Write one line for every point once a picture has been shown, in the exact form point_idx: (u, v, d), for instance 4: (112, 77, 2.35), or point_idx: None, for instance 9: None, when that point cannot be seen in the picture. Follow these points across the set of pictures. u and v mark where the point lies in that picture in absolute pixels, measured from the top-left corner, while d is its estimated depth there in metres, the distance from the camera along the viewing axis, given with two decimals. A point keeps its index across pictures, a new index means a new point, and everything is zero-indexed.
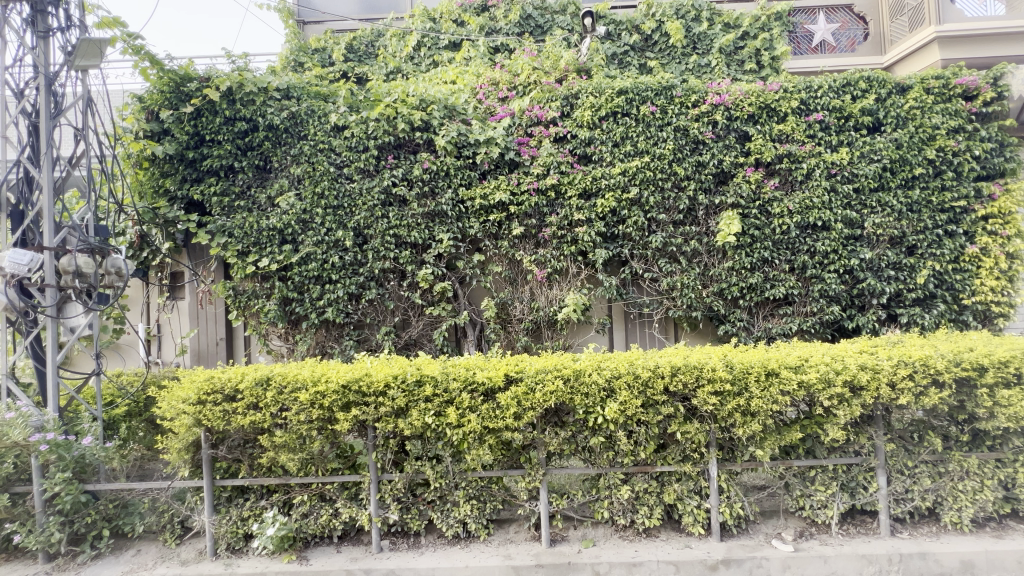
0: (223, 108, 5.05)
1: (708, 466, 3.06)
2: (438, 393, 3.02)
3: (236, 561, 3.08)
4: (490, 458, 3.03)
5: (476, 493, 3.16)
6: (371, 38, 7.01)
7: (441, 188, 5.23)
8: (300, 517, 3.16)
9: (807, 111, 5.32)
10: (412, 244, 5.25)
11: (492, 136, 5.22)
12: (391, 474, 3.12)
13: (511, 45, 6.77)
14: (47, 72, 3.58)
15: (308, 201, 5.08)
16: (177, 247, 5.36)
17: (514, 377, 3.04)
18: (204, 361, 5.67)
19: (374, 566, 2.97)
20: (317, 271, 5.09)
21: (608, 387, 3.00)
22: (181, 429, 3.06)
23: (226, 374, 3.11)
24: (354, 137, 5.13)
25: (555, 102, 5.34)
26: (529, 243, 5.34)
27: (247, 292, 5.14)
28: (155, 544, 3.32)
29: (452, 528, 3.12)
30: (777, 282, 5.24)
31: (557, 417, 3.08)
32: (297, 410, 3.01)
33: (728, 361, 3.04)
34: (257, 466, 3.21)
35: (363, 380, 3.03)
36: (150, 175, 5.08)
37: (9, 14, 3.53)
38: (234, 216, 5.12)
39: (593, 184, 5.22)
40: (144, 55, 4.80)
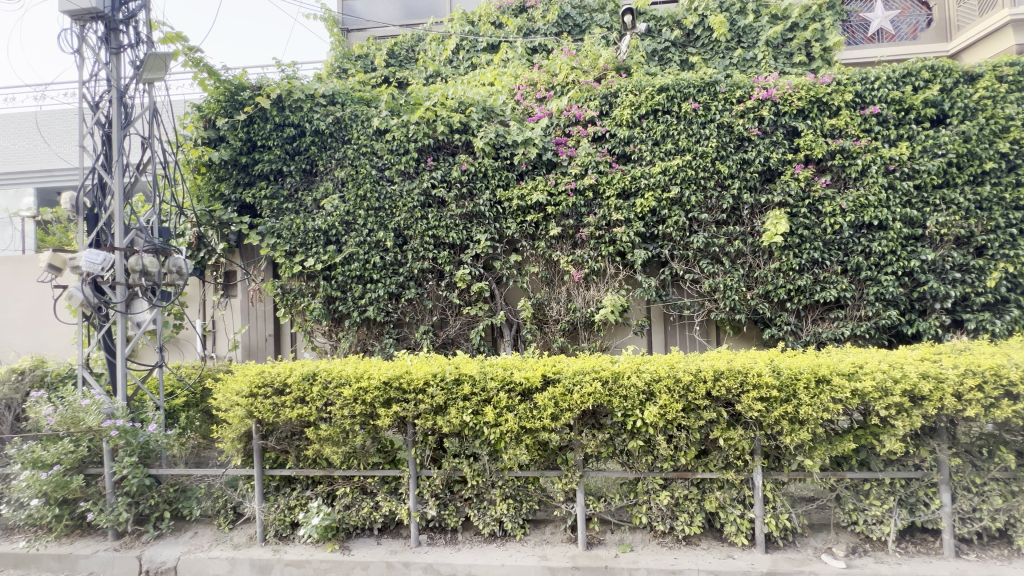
0: (274, 115, 5.30)
1: (753, 474, 2.96)
2: (476, 392, 3.05)
3: (283, 548, 3.22)
4: (526, 458, 3.04)
5: (512, 493, 3.17)
6: (411, 43, 7.18)
7: (479, 189, 5.28)
8: (343, 508, 3.27)
9: (862, 104, 5.05)
10: (450, 245, 5.33)
11: (530, 137, 5.23)
12: (429, 470, 3.18)
13: (549, 46, 6.75)
14: (119, 85, 3.88)
15: (351, 203, 5.26)
16: (231, 247, 5.63)
17: (551, 378, 3.03)
18: (253, 356, 5.96)
19: (413, 560, 3.03)
20: (360, 270, 5.26)
21: (648, 390, 2.95)
22: (235, 419, 3.23)
23: (275, 369, 3.26)
24: (395, 141, 5.27)
25: (594, 101, 5.29)
26: (566, 244, 5.31)
27: (294, 291, 5.36)
28: (210, 527, 3.53)
29: (488, 526, 3.15)
30: (828, 284, 5.00)
31: (594, 419, 3.06)
32: (341, 405, 3.11)
33: (775, 366, 2.92)
34: (303, 457, 3.34)
35: (403, 377, 3.10)
36: (207, 180, 5.38)
37: (86, 33, 3.83)
38: (282, 218, 5.36)
39: (632, 183, 5.13)
40: (202, 67, 5.11)
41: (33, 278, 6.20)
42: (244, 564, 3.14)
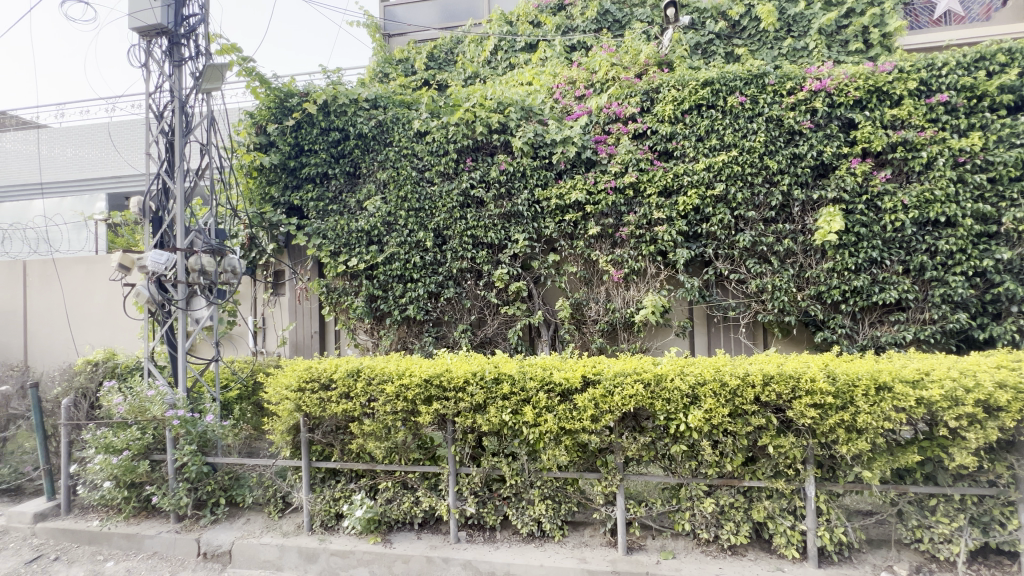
0: (320, 120, 5.50)
1: (805, 484, 2.82)
2: (516, 392, 3.06)
3: (329, 538, 3.34)
4: (566, 459, 3.01)
5: (551, 493, 3.15)
6: (450, 45, 7.29)
7: (518, 189, 5.29)
8: (385, 502, 3.35)
9: (928, 92, 4.72)
10: (488, 244, 5.36)
11: (569, 135, 5.19)
12: (468, 468, 3.21)
13: (588, 43, 6.69)
14: (180, 96, 4.12)
15: (392, 204, 5.38)
16: (281, 247, 5.88)
17: (592, 379, 3.00)
18: (301, 352, 6.21)
19: (452, 555, 3.07)
20: (400, 270, 5.38)
21: (692, 394, 2.86)
22: (285, 413, 3.37)
23: (322, 365, 3.38)
24: (435, 142, 5.36)
25: (634, 97, 5.18)
26: (605, 243, 5.23)
27: (338, 290, 5.54)
28: (261, 514, 3.70)
29: (527, 526, 3.15)
30: (888, 285, 4.69)
31: (635, 422, 3.00)
32: (383, 401, 3.19)
33: (830, 371, 2.77)
34: (347, 451, 3.45)
35: (444, 375, 3.15)
36: (258, 184, 5.63)
37: (153, 48, 4.10)
38: (327, 219, 5.55)
39: (674, 181, 5.00)
40: (254, 75, 5.36)
41: (104, 277, 6.69)
42: (293, 552, 3.28)
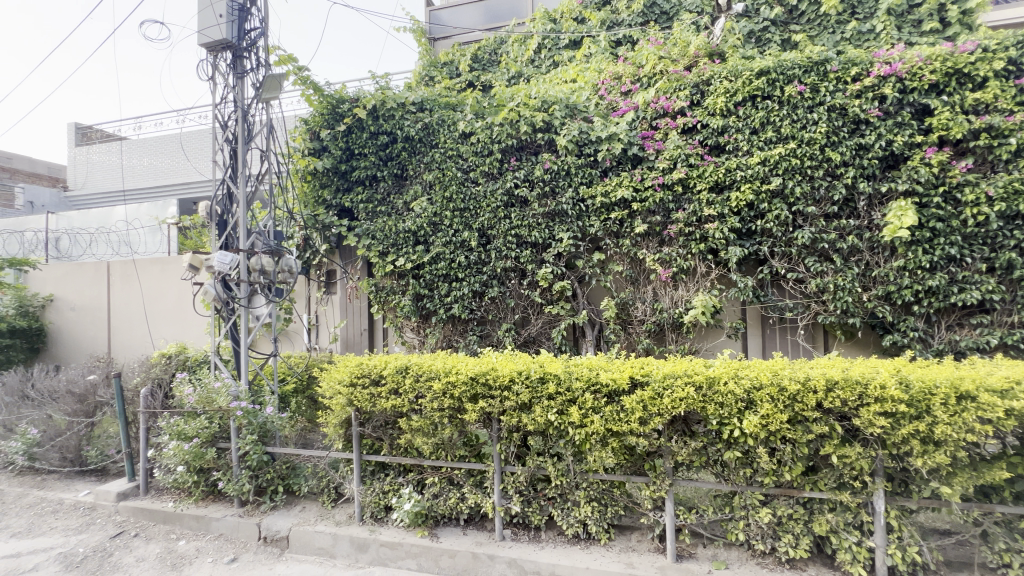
0: (370, 124, 5.69)
1: (873, 498, 2.64)
2: (562, 392, 3.03)
3: (378, 529, 3.44)
4: (613, 461, 2.96)
5: (597, 496, 3.11)
6: (494, 46, 7.35)
7: (562, 188, 5.24)
8: (432, 497, 3.41)
9: (1017, 73, 4.32)
10: (533, 244, 5.34)
11: (614, 132, 5.09)
12: (513, 467, 3.22)
13: (634, 37, 6.54)
14: (243, 106, 4.37)
15: (438, 205, 5.49)
16: (332, 248, 6.11)
17: (640, 381, 2.93)
18: (351, 349, 6.44)
19: (498, 553, 3.09)
20: (446, 269, 5.47)
21: (747, 399, 2.74)
22: (338, 407, 3.51)
23: (372, 361, 3.49)
24: (479, 143, 5.41)
25: (684, 90, 5.01)
26: (652, 241, 5.10)
27: (386, 289, 5.71)
28: (315, 504, 3.87)
29: (572, 528, 3.12)
30: (968, 285, 4.31)
31: (685, 426, 2.91)
32: (431, 398, 3.25)
33: (902, 378, 2.57)
34: (396, 445, 3.54)
35: (489, 373, 3.17)
36: (312, 187, 5.88)
37: (219, 62, 4.37)
38: (376, 220, 5.73)
39: (726, 176, 4.81)
40: (309, 84, 5.61)
41: (176, 276, 7.22)
42: (345, 540, 3.40)
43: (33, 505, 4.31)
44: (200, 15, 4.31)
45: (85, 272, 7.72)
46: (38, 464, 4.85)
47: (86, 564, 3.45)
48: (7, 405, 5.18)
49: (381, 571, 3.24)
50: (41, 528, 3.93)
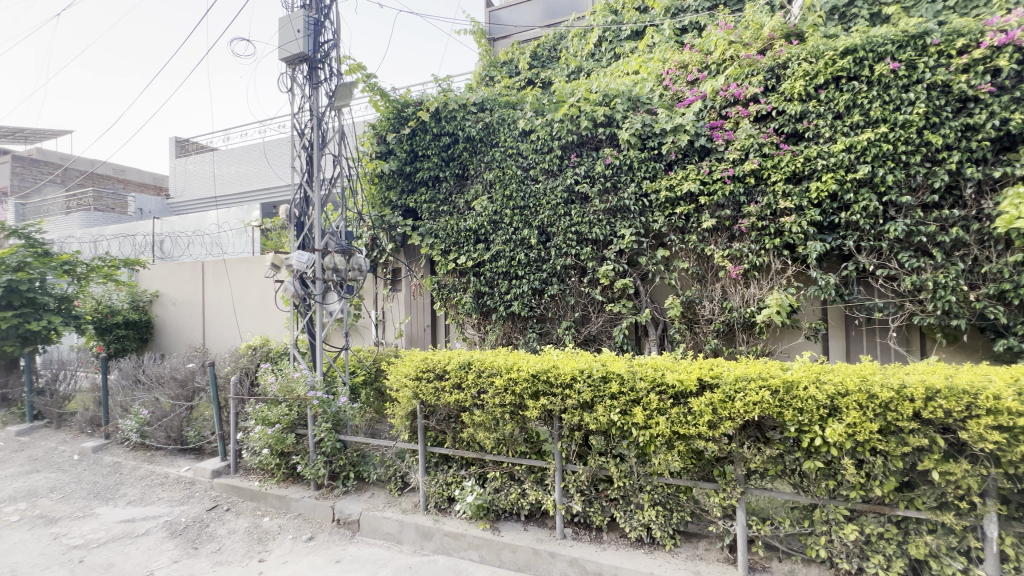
0: (433, 126, 5.87)
1: (983, 521, 2.36)
2: (625, 391, 2.96)
3: (442, 519, 3.55)
4: (679, 465, 2.86)
5: (662, 500, 3.01)
6: (554, 42, 7.29)
7: (624, 183, 5.12)
8: (493, 491, 3.47)
9: None
10: (593, 240, 5.26)
11: (680, 123, 4.88)
12: (574, 466, 3.19)
13: (701, 22, 6.23)
14: (318, 114, 4.66)
15: (498, 203, 5.55)
16: (398, 247, 6.36)
17: (709, 383, 2.80)
18: (415, 344, 6.66)
19: (559, 551, 3.08)
20: (506, 267, 5.52)
21: (830, 406, 2.54)
22: (404, 399, 3.65)
23: (436, 357, 3.61)
24: (539, 140, 5.41)
25: (757, 75, 4.71)
26: (721, 237, 4.86)
27: (448, 286, 5.88)
28: (383, 491, 4.07)
29: (635, 531, 3.04)
30: None
31: (758, 432, 2.75)
32: (492, 393, 3.30)
33: (1021, 389, 2.26)
34: (458, 439, 3.63)
35: (551, 371, 3.16)
36: (380, 189, 6.16)
37: (297, 74, 4.69)
38: (439, 220, 5.90)
39: (805, 165, 4.47)
40: (376, 90, 5.88)
41: (259, 274, 7.85)
42: (411, 528, 3.54)
43: (144, 477, 4.88)
44: (281, 32, 4.64)
45: (184, 271, 8.59)
46: (149, 440, 5.45)
47: (187, 532, 3.85)
48: (122, 387, 5.88)
49: (445, 560, 3.34)
50: (151, 498, 4.44)
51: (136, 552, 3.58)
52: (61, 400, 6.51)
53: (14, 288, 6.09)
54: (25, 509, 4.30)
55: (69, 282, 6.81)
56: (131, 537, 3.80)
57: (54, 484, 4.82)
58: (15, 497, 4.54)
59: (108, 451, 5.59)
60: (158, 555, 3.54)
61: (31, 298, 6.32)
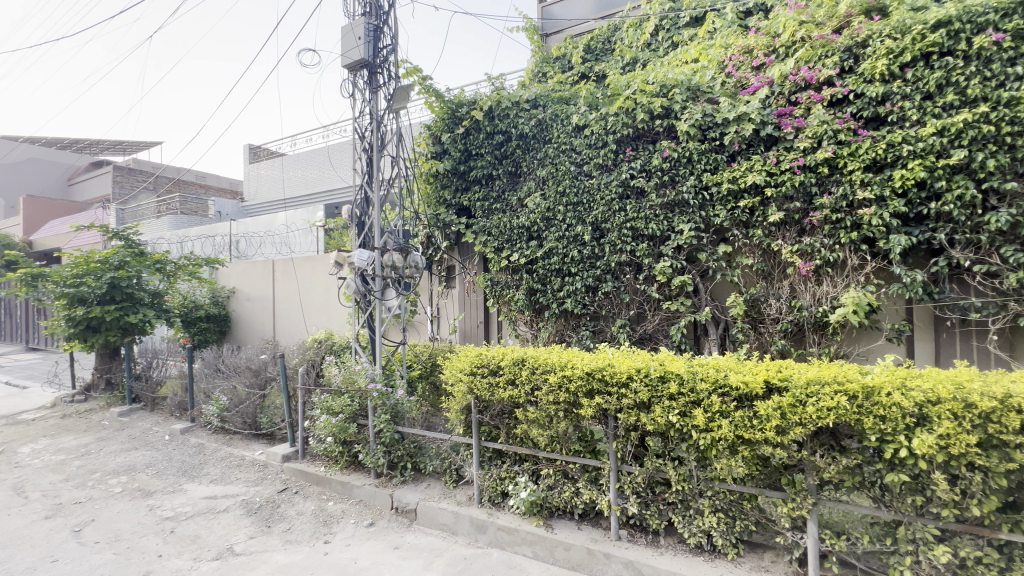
0: (486, 125, 5.94)
1: None
2: (684, 392, 2.86)
3: (496, 513, 3.59)
4: (743, 471, 2.72)
5: (724, 507, 2.87)
6: (607, 34, 7.14)
7: (682, 176, 4.93)
8: (547, 488, 3.47)
9: None
10: (649, 236, 5.10)
11: (745, 112, 4.63)
12: (630, 466, 3.12)
13: (767, 4, 5.88)
14: (377, 117, 4.83)
15: (551, 200, 5.53)
16: (452, 245, 6.50)
17: (777, 385, 2.64)
18: (469, 340, 6.77)
19: (614, 552, 3.03)
20: (559, 264, 5.48)
21: (918, 414, 2.32)
22: (459, 394, 3.72)
23: (490, 352, 3.65)
24: (593, 135, 5.32)
25: (832, 56, 4.37)
26: (790, 231, 4.56)
27: (501, 283, 5.94)
28: (439, 483, 4.18)
29: (695, 537, 2.93)
30: None
31: (833, 440, 2.56)
32: (546, 390, 3.29)
33: None
34: (512, 435, 3.65)
35: (606, 369, 3.10)
36: (435, 188, 6.31)
37: (358, 80, 4.88)
38: (492, 217, 5.97)
39: (887, 152, 4.10)
40: (431, 92, 6.03)
41: (324, 272, 8.29)
42: (466, 520, 3.61)
43: (224, 458, 5.30)
44: (343, 40, 4.85)
45: (257, 269, 9.24)
46: (227, 425, 5.90)
47: (262, 511, 4.15)
48: (205, 375, 6.48)
49: (499, 553, 3.38)
50: (230, 478, 4.82)
51: (217, 526, 3.91)
52: (154, 385, 7.20)
53: (116, 284, 6.87)
54: (126, 482, 4.81)
55: (160, 279, 7.54)
56: (213, 512, 4.14)
57: (149, 461, 5.34)
58: (118, 471, 5.08)
59: (193, 433, 6.12)
60: (236, 531, 3.84)
61: (129, 293, 7.06)
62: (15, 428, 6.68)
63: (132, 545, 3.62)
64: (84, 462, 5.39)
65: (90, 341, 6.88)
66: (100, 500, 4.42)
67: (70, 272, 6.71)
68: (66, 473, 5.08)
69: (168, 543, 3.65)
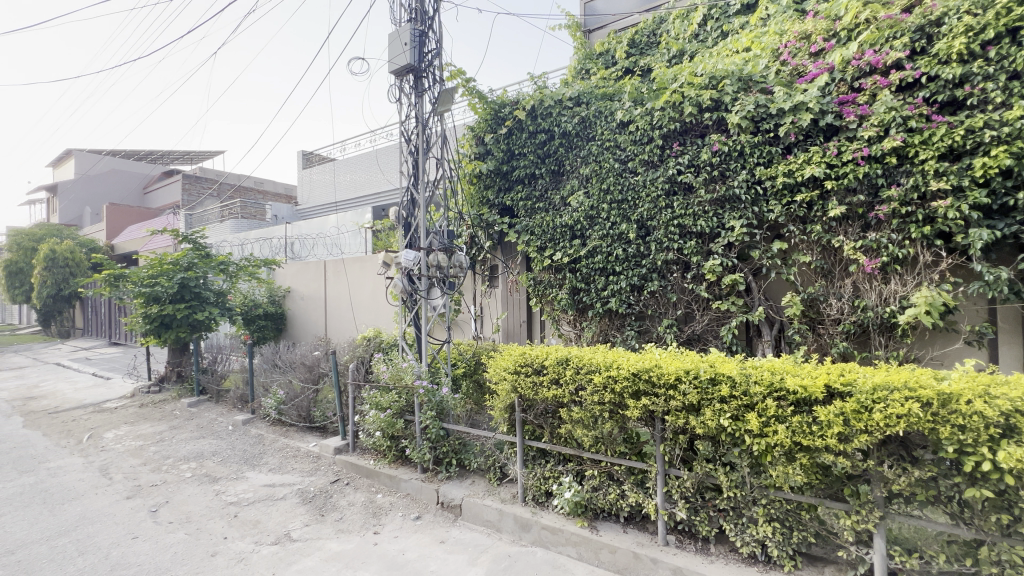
0: (529, 124, 5.95)
1: None
2: (736, 395, 2.75)
3: (540, 512, 3.60)
4: (802, 480, 2.58)
5: (780, 516, 2.73)
6: (653, 27, 6.98)
7: (733, 170, 4.73)
8: (591, 489, 3.43)
9: None
10: (698, 233, 4.93)
11: (802, 101, 4.39)
12: (678, 470, 3.04)
13: None
14: (423, 120, 4.94)
15: (595, 198, 5.46)
16: (495, 245, 6.55)
17: (839, 391, 2.49)
18: (512, 339, 6.80)
19: (661, 558, 2.95)
20: (602, 263, 5.41)
21: (1003, 425, 2.13)
22: (503, 392, 3.74)
23: (534, 352, 3.66)
24: (638, 131, 5.20)
25: (901, 37, 4.07)
26: (853, 226, 4.28)
27: (544, 283, 5.94)
28: (483, 480, 4.23)
29: (748, 546, 2.81)
30: None
31: (903, 449, 2.39)
32: (591, 390, 3.26)
33: None
34: (556, 434, 3.63)
35: (653, 370, 3.03)
36: (478, 189, 6.39)
37: (404, 85, 5.02)
38: (535, 217, 5.97)
39: (966, 139, 3.77)
40: (474, 94, 6.11)
41: (372, 272, 8.58)
42: (510, 517, 3.64)
43: (282, 449, 5.60)
44: (390, 46, 5.00)
45: (311, 269, 9.68)
46: (284, 417, 6.22)
47: (316, 500, 4.35)
48: (264, 369, 6.87)
49: (543, 553, 3.38)
50: (287, 467, 5.09)
51: (276, 512, 4.14)
52: (219, 378, 7.70)
53: (185, 284, 7.40)
54: (195, 468, 5.18)
55: (223, 280, 8.07)
56: (272, 499, 4.38)
57: (215, 449, 5.72)
58: (188, 458, 5.47)
59: (254, 424, 6.50)
60: (293, 518, 4.05)
61: (197, 293, 7.59)
62: (101, 415, 7.35)
63: (201, 527, 3.90)
64: (159, 448, 5.84)
65: (163, 337, 7.43)
66: (172, 484, 4.79)
67: (146, 273, 7.30)
68: (144, 458, 5.53)
69: (232, 526, 3.90)
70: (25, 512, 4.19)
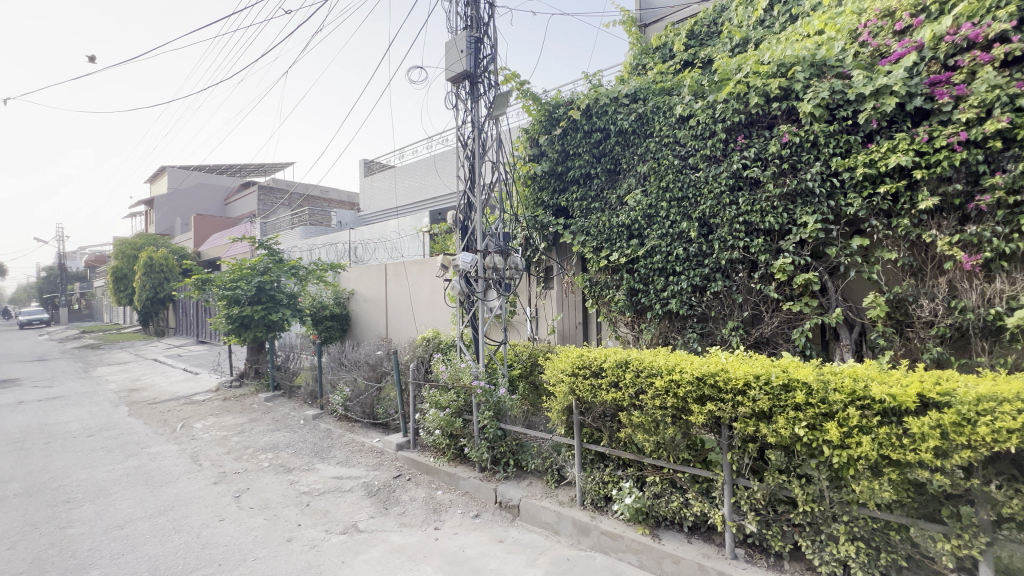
0: (584, 124, 5.90)
1: None
2: (813, 403, 2.56)
3: (599, 517, 3.53)
4: (891, 497, 2.36)
5: (864, 536, 2.51)
6: (714, 17, 6.69)
7: (806, 162, 4.43)
8: (653, 496, 3.33)
9: None
10: (766, 231, 4.66)
11: (885, 84, 4.04)
12: (747, 480, 2.88)
13: None
14: (478, 124, 5.03)
15: (653, 196, 5.32)
16: (550, 246, 6.54)
17: (934, 401, 2.27)
18: (567, 341, 6.75)
19: (729, 571, 2.81)
20: (661, 263, 5.26)
21: None
22: (561, 394, 3.71)
23: (592, 354, 3.61)
24: (700, 125, 5.01)
25: (1006, 7, 3.65)
26: (948, 219, 3.88)
27: (600, 284, 5.86)
28: (540, 482, 4.22)
29: (828, 566, 2.60)
30: None
31: (1015, 469, 2.19)
32: (652, 395, 3.17)
33: None
34: (615, 438, 3.57)
35: (719, 375, 2.90)
36: (533, 190, 6.41)
37: (460, 91, 5.13)
38: (590, 217, 5.90)
39: None
40: (528, 96, 6.13)
41: (430, 275, 8.84)
42: (568, 521, 3.61)
43: (348, 443, 5.89)
44: (447, 55, 5.13)
45: (372, 273, 10.13)
46: (350, 413, 6.55)
47: (380, 494, 4.54)
48: (332, 368, 7.27)
49: (603, 558, 3.33)
50: (353, 461, 5.35)
51: (343, 503, 4.36)
52: (291, 375, 8.24)
53: (262, 287, 8.00)
54: (272, 458, 5.58)
55: (295, 283, 8.61)
56: (340, 491, 4.62)
57: (289, 441, 6.12)
58: (266, 449, 5.90)
59: (322, 418, 6.89)
60: (359, 509, 4.25)
61: (272, 296, 8.17)
62: (191, 406, 8.09)
63: (277, 513, 4.18)
64: (241, 439, 6.34)
65: (243, 336, 8.05)
66: (253, 472, 5.18)
67: (228, 277, 7.95)
68: (228, 447, 6.02)
69: (305, 514, 4.15)
70: (131, 492, 4.69)
